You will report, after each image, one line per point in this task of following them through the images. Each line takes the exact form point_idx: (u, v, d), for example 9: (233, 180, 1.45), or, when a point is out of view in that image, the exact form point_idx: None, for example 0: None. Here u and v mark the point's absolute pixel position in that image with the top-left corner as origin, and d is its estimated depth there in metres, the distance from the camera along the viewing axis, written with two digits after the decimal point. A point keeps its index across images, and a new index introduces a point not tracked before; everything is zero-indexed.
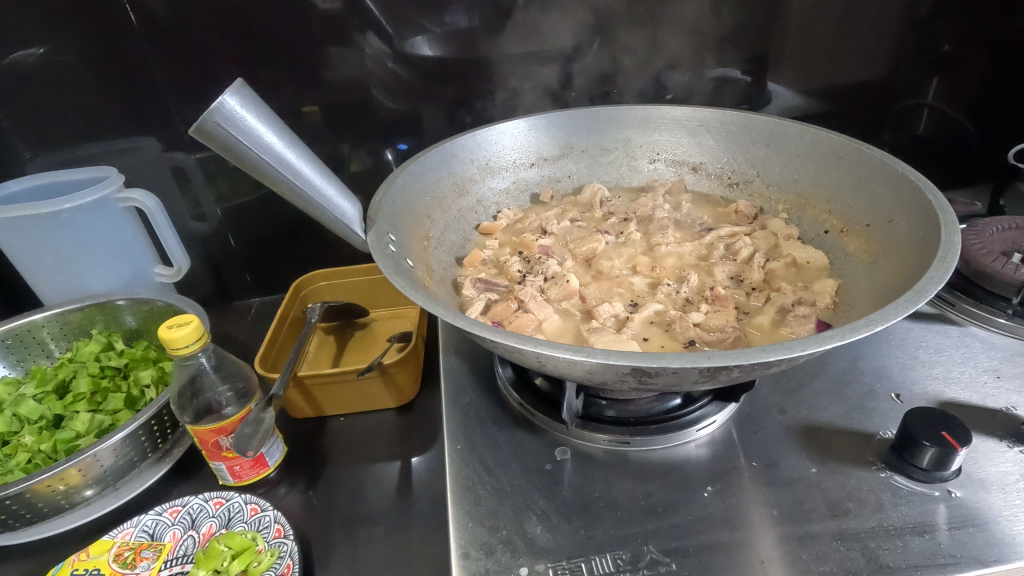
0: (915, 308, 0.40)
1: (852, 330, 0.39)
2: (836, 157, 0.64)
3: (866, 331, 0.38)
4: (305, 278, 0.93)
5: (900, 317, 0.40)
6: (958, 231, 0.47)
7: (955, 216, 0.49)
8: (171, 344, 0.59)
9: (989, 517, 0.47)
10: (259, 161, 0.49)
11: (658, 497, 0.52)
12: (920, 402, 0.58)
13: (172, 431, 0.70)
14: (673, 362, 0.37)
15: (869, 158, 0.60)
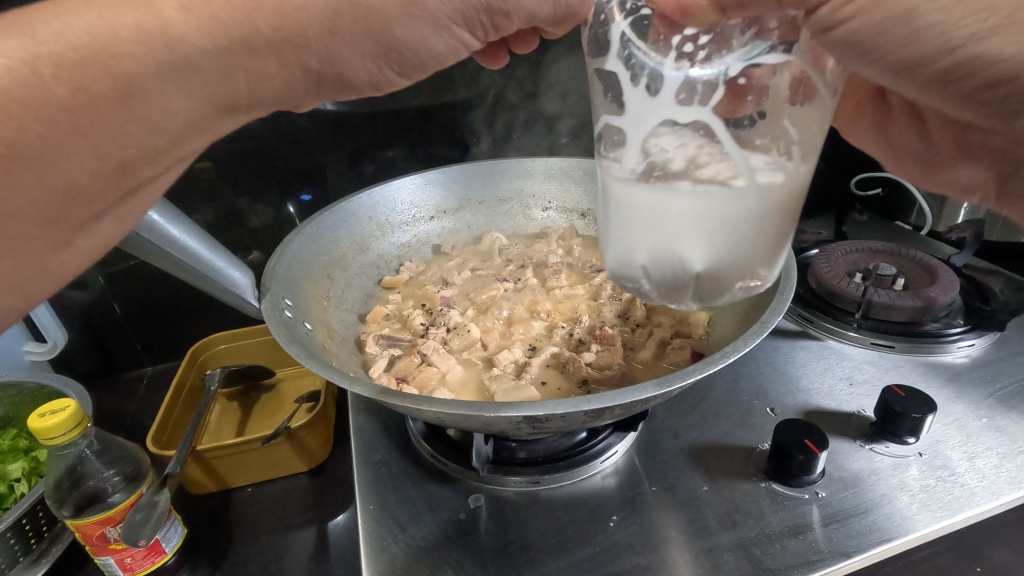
0: (762, 338, 0.45)
1: (711, 361, 0.43)
2: None
3: (723, 361, 0.42)
4: (203, 343, 0.89)
5: (751, 346, 0.44)
6: (796, 266, 0.54)
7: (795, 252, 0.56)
8: (44, 433, 0.55)
9: (851, 511, 0.54)
10: (150, 245, 0.52)
11: (568, 533, 0.55)
12: (791, 413, 0.65)
13: (49, 527, 0.64)
14: (558, 409, 0.40)
15: None
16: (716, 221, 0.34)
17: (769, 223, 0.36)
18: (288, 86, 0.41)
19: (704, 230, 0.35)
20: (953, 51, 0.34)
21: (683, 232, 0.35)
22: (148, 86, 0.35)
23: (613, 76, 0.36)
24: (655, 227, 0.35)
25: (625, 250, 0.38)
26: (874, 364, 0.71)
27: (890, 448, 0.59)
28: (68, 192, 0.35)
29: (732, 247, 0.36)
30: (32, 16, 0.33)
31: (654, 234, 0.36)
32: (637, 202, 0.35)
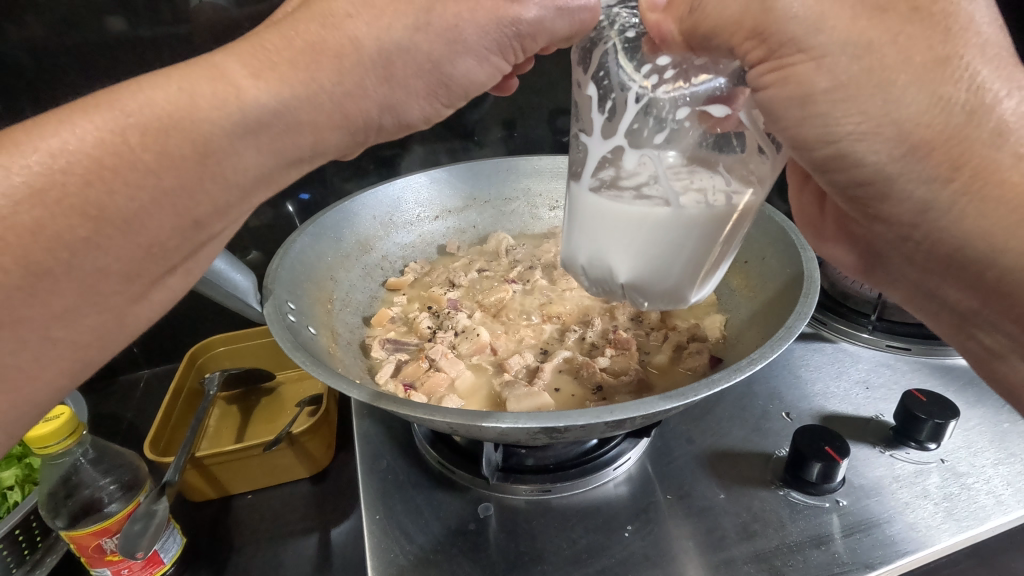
0: (787, 344, 0.44)
1: (735, 370, 0.42)
2: None
3: (748, 371, 0.41)
4: (202, 345, 0.86)
5: (776, 353, 0.43)
6: (818, 269, 0.52)
7: (815, 254, 0.54)
8: (38, 442, 0.53)
9: (874, 521, 0.52)
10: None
11: (582, 544, 0.53)
12: (807, 418, 0.63)
13: (43, 538, 0.62)
14: (579, 419, 0.39)
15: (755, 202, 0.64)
16: (631, 243, 0.39)
17: (683, 253, 0.39)
18: (347, 136, 0.40)
19: (620, 247, 0.39)
20: (831, 142, 0.34)
21: (605, 245, 0.40)
22: (224, 146, 0.34)
23: (588, 96, 0.39)
24: (590, 232, 0.40)
25: (568, 246, 0.44)
26: (890, 367, 0.69)
27: (911, 455, 0.58)
28: (149, 249, 0.34)
29: (646, 268, 0.40)
30: (117, 90, 0.32)
31: (590, 239, 0.41)
32: (574, 208, 0.41)
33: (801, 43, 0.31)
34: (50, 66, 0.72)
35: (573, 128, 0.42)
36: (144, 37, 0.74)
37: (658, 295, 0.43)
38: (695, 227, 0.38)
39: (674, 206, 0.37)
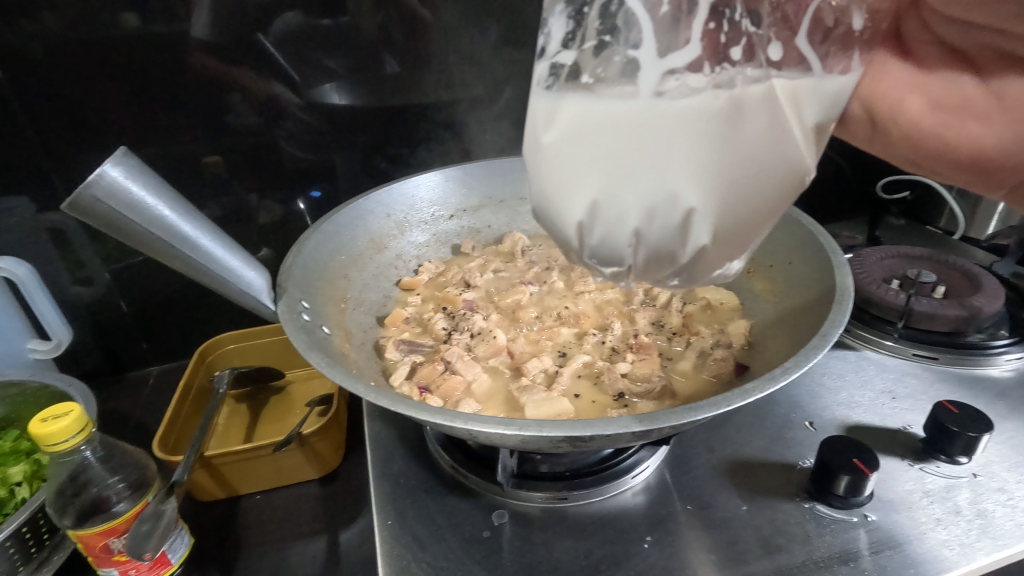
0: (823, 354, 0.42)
1: (770, 379, 0.40)
2: None
3: (783, 380, 0.40)
4: (210, 343, 0.86)
5: (811, 362, 0.41)
6: (849, 273, 0.50)
7: (845, 257, 0.52)
8: (46, 439, 0.52)
9: (903, 538, 0.50)
10: (161, 242, 0.50)
11: (599, 554, 0.51)
12: (831, 428, 0.61)
13: (50, 536, 0.61)
14: (605, 428, 0.37)
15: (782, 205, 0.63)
16: (707, 163, 0.35)
17: (761, 176, 0.36)
18: None
19: (691, 168, 0.35)
20: None
21: (667, 168, 0.35)
22: None
23: (619, 11, 0.34)
24: (648, 171, 0.35)
25: (600, 196, 0.37)
26: (916, 377, 0.67)
27: (941, 469, 0.56)
28: None
29: (719, 204, 0.36)
30: None
31: (656, 178, 0.35)
32: (622, 127, 0.35)
33: None
34: (63, 58, 0.72)
35: (572, 54, 0.37)
36: (157, 32, 0.73)
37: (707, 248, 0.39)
38: (775, 129, 0.35)
39: (761, 104, 0.34)
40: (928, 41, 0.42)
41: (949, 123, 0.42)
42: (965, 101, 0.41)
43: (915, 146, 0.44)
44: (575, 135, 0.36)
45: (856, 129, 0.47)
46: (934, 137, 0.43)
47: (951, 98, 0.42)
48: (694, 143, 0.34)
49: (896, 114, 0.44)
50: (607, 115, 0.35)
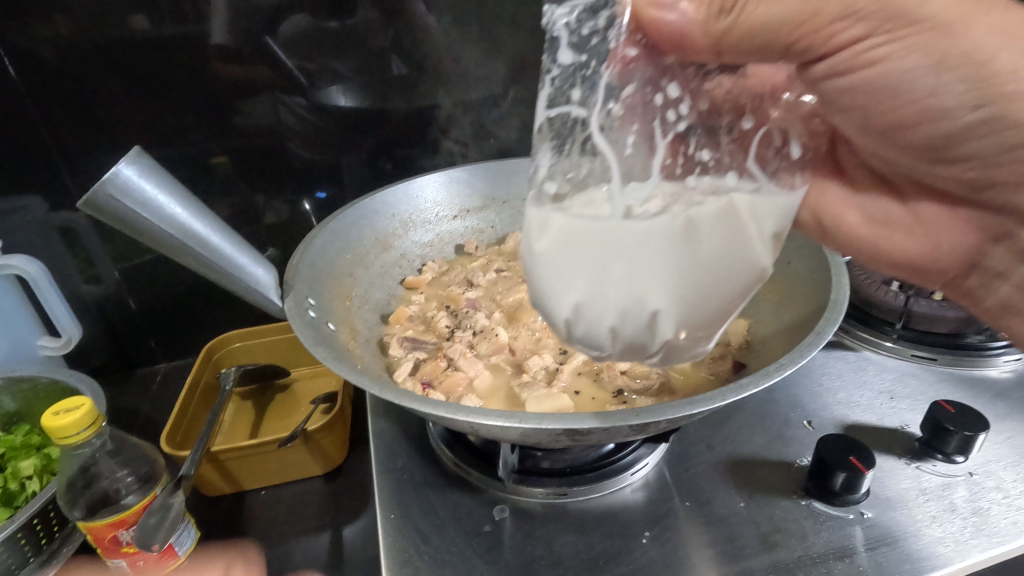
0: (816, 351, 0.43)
1: (765, 375, 0.41)
2: None
3: (777, 376, 0.41)
4: (217, 341, 0.87)
5: (805, 359, 0.43)
6: (846, 282, 0.52)
7: (845, 267, 0.54)
8: (58, 432, 0.53)
9: (899, 534, 0.51)
10: (173, 240, 0.51)
11: (599, 549, 0.52)
12: (829, 427, 0.62)
13: (60, 528, 0.62)
14: (604, 422, 0.38)
15: None
16: (680, 272, 0.37)
17: (728, 279, 0.39)
18: None
19: (666, 277, 0.37)
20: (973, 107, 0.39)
21: (644, 283, 0.37)
22: None
23: (589, 139, 0.38)
24: (626, 281, 0.37)
25: (583, 300, 0.39)
26: (915, 378, 0.68)
27: (938, 467, 0.56)
28: None
29: (691, 305, 0.39)
30: None
31: (635, 286, 0.37)
32: (601, 237, 0.37)
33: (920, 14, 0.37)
34: (76, 60, 0.73)
35: (556, 183, 0.40)
36: (168, 34, 0.74)
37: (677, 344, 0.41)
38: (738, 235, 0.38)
39: (721, 218, 0.37)
40: (855, 163, 0.53)
41: (882, 234, 0.52)
42: (891, 216, 0.52)
43: (856, 253, 0.54)
44: (560, 243, 0.38)
45: (808, 232, 0.56)
46: (869, 248, 0.53)
47: (879, 215, 0.53)
48: (667, 252, 0.37)
49: (840, 226, 0.54)
50: (587, 227, 0.37)
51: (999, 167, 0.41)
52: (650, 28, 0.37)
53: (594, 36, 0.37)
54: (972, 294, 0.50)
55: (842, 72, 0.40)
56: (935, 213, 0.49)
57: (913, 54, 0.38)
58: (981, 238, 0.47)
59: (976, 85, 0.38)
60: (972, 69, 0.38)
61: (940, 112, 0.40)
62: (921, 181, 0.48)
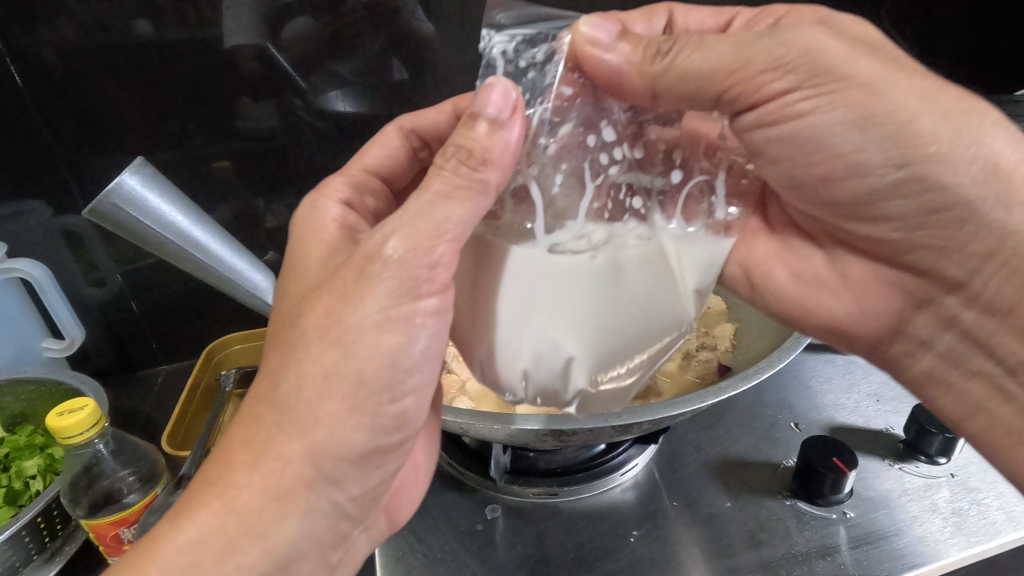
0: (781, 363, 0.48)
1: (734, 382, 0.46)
2: None
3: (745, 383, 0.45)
4: (218, 343, 0.89)
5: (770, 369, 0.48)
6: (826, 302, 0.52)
7: None
8: (62, 433, 0.54)
9: (881, 534, 0.52)
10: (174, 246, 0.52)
11: (588, 547, 0.54)
12: (816, 429, 0.63)
13: (63, 526, 0.63)
14: None
15: None
16: (596, 317, 0.39)
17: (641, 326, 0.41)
18: None
19: (582, 322, 0.39)
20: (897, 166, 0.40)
21: (570, 325, 0.39)
22: None
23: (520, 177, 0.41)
24: (545, 327, 0.39)
25: (500, 341, 0.40)
26: None
27: (921, 469, 0.58)
28: None
29: (607, 352, 0.41)
30: None
31: (553, 332, 0.39)
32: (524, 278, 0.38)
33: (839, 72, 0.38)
34: (81, 68, 0.75)
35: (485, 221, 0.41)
36: (169, 40, 0.76)
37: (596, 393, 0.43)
38: (664, 281, 0.42)
39: (637, 264, 0.40)
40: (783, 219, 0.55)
41: (810, 294, 0.52)
42: (819, 276, 0.52)
43: (785, 307, 0.54)
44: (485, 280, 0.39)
45: (737, 286, 0.57)
46: (799, 306, 0.53)
47: (807, 274, 0.53)
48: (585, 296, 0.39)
49: (770, 280, 0.54)
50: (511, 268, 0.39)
51: (920, 228, 0.43)
52: (588, 67, 0.41)
53: (531, 69, 0.41)
54: (894, 363, 0.50)
55: (771, 122, 0.42)
56: (860, 274, 0.49)
57: (837, 110, 0.40)
58: (907, 304, 0.48)
59: (897, 147, 0.39)
60: (895, 128, 0.39)
61: (863, 167, 0.41)
62: (844, 236, 0.49)
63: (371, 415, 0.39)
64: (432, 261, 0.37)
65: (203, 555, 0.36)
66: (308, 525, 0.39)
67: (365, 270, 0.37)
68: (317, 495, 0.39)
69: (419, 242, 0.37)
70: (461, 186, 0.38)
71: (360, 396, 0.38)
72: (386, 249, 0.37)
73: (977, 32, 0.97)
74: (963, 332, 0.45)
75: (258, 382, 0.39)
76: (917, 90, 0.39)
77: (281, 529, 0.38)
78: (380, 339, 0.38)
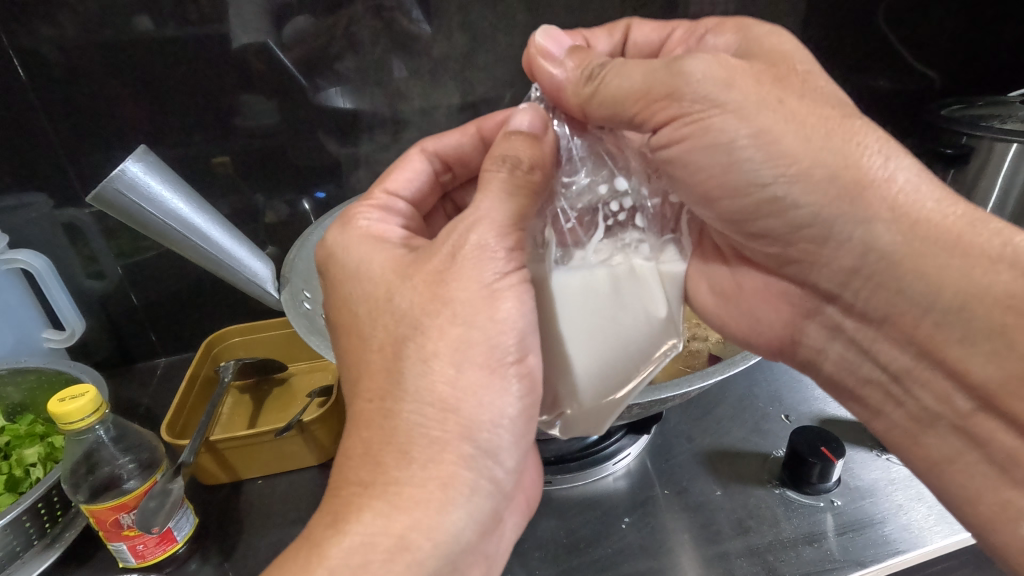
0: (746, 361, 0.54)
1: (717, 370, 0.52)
2: None
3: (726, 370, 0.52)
4: (217, 335, 0.89)
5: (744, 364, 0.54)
6: None
7: None
8: (63, 419, 0.55)
9: (866, 521, 0.53)
10: (174, 232, 0.53)
11: (579, 534, 0.55)
12: (805, 421, 0.64)
13: (64, 513, 0.64)
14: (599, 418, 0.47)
15: None
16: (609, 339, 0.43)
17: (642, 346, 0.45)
18: None
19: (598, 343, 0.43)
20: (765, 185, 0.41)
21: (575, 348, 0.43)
22: None
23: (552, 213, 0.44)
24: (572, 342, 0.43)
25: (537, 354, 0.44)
26: None
27: None
28: None
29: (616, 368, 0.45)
30: None
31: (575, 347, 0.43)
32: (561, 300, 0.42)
33: (714, 100, 0.39)
34: (82, 62, 0.76)
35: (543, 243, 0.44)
36: (172, 36, 0.77)
37: (592, 411, 0.46)
38: (660, 306, 0.45)
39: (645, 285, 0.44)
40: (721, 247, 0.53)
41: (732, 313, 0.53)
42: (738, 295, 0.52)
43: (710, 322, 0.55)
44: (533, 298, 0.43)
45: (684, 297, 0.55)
46: (718, 320, 0.54)
47: (723, 288, 0.53)
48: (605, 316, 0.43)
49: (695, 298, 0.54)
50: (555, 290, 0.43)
51: (795, 245, 0.44)
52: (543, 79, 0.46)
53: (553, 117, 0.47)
54: None
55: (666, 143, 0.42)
56: (759, 284, 0.51)
57: (732, 130, 0.40)
58: (796, 315, 0.50)
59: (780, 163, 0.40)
60: (766, 150, 0.40)
61: (750, 176, 0.41)
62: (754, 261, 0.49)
63: (505, 384, 0.40)
64: (510, 253, 0.40)
65: (375, 554, 0.36)
66: (475, 508, 0.39)
67: (455, 255, 0.40)
68: (474, 473, 0.39)
69: (498, 233, 0.40)
70: (519, 186, 0.41)
71: (490, 364, 0.39)
72: (468, 240, 0.40)
73: (972, 35, 0.98)
74: (850, 340, 0.47)
75: (373, 379, 0.39)
76: (807, 109, 0.39)
77: (447, 517, 0.37)
78: (491, 313, 0.39)
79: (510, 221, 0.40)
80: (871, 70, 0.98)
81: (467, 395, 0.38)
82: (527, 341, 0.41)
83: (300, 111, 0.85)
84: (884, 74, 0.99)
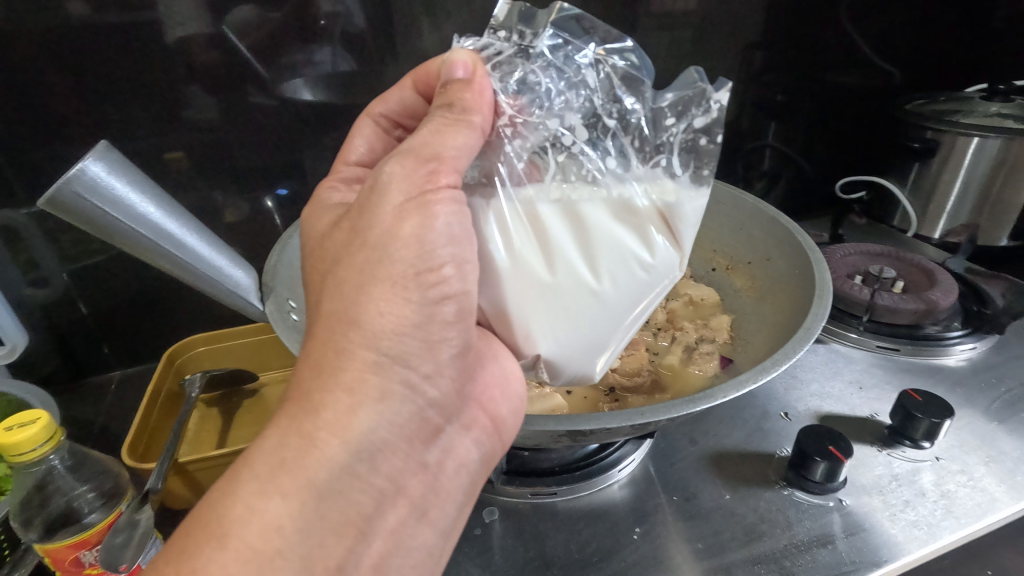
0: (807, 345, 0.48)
1: (762, 371, 0.46)
2: (727, 208, 0.73)
3: (774, 372, 0.45)
4: (180, 345, 0.82)
5: (798, 353, 0.47)
6: (830, 292, 0.54)
7: (830, 277, 0.56)
8: (12, 449, 0.49)
9: (874, 520, 0.53)
10: (143, 239, 0.48)
11: (591, 547, 0.52)
12: (805, 418, 0.64)
13: (12, 552, 0.58)
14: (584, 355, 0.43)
15: (766, 215, 0.68)
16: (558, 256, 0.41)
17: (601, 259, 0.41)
18: None
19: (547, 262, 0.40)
20: None
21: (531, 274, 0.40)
22: None
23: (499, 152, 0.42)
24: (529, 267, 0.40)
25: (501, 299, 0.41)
26: (881, 368, 0.70)
27: (907, 453, 0.59)
28: None
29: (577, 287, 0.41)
30: None
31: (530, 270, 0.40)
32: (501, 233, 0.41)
33: None
34: (16, 47, 0.68)
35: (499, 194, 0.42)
36: (121, 19, 0.70)
37: (575, 354, 0.43)
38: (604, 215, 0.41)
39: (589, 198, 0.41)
40: None
41: None
42: None
43: None
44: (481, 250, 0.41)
45: None
46: None
47: None
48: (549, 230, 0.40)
49: None
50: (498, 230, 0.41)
51: None
52: None
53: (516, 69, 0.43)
54: None
55: None
56: None
57: None
58: None
59: None
60: None
61: None
62: None
63: (415, 294, 0.37)
64: (427, 177, 0.38)
65: (288, 453, 0.34)
66: (387, 413, 0.36)
67: (374, 187, 0.38)
68: (385, 378, 0.36)
69: (415, 160, 0.38)
70: (450, 123, 0.39)
71: (392, 276, 0.37)
72: (382, 170, 0.38)
73: (928, 32, 1.01)
74: None
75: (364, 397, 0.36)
76: None
77: (355, 418, 0.35)
78: (396, 233, 0.37)
79: (427, 152, 0.38)
80: (834, 66, 0.99)
81: (366, 307, 0.36)
82: (438, 253, 0.37)
83: (262, 104, 0.79)
84: (847, 71, 1.00)
